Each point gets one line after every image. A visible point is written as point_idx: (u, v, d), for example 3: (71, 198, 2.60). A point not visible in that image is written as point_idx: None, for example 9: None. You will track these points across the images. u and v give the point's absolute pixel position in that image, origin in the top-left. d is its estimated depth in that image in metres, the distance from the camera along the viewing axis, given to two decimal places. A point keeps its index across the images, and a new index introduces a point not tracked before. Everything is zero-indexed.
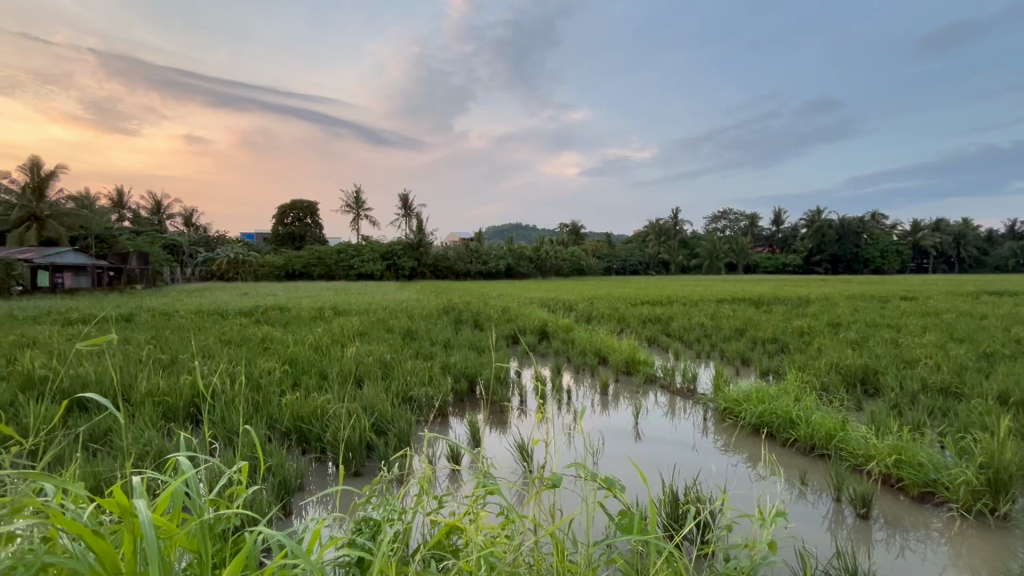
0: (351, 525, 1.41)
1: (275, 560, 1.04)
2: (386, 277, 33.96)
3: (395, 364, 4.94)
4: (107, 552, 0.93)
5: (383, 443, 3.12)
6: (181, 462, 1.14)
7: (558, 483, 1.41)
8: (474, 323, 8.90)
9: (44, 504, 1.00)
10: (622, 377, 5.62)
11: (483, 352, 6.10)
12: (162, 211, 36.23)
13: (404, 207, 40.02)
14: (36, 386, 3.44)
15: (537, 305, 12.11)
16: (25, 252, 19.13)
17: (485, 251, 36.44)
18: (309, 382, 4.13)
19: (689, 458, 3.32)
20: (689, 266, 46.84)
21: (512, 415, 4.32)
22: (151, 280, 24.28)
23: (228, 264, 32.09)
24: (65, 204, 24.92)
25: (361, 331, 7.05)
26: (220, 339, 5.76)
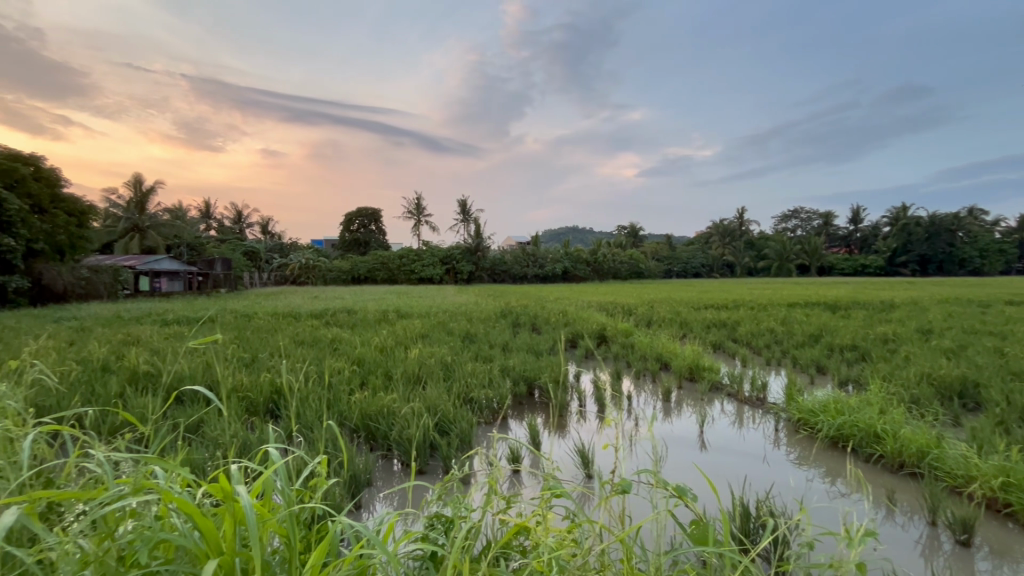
0: (424, 520, 1.45)
1: (355, 548, 1.11)
2: (445, 280, 34.83)
3: (455, 366, 5.06)
4: (210, 533, 1.04)
5: (445, 443, 3.19)
6: (271, 454, 1.24)
7: (628, 489, 1.37)
8: (532, 326, 8.92)
9: (160, 487, 1.12)
10: (685, 384, 5.44)
11: (542, 355, 6.12)
12: (243, 220, 39.26)
13: (463, 213, 40.93)
14: (140, 380, 3.84)
15: (594, 308, 12.00)
16: (129, 260, 21.29)
17: (542, 254, 36.51)
18: (376, 382, 4.32)
19: (761, 470, 3.16)
20: (756, 268, 44.54)
21: (571, 421, 4.29)
22: (233, 285, 26.25)
23: (300, 270, 34.15)
24: (161, 216, 27.52)
25: (422, 332, 7.30)
26: (294, 339, 6.16)
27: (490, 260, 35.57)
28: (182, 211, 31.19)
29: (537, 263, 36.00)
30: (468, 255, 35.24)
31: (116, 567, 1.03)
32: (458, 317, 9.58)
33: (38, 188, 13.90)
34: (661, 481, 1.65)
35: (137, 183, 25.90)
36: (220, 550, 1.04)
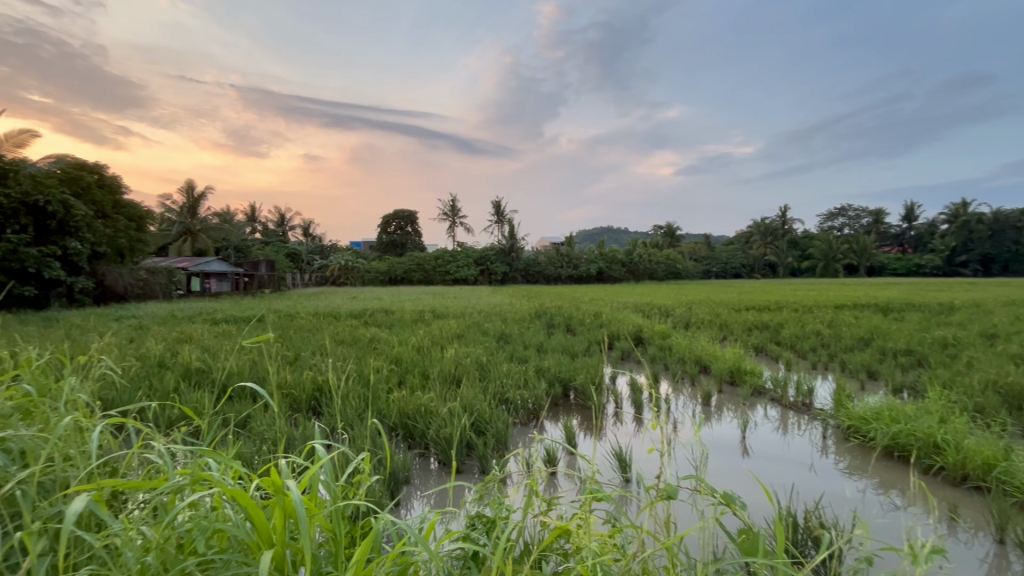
0: (466, 519, 1.46)
1: (398, 545, 1.12)
2: (479, 281, 35.09)
3: (490, 366, 5.08)
4: (261, 525, 1.07)
5: (482, 443, 3.21)
6: (317, 450, 1.27)
7: (673, 495, 1.35)
8: (566, 328, 8.86)
9: (214, 480, 1.17)
10: (726, 388, 5.28)
11: (577, 356, 6.07)
12: (286, 223, 40.76)
13: (497, 215, 41.14)
14: (193, 376, 4.03)
15: (631, 309, 11.81)
16: (182, 261, 22.43)
17: (576, 255, 36.24)
18: (413, 381, 4.39)
19: (809, 479, 3.03)
20: (800, 268, 42.83)
21: (608, 424, 4.23)
22: (277, 285, 27.25)
23: (340, 271, 35.59)
24: (211, 220, 28.87)
25: (458, 333, 7.38)
26: (335, 339, 6.33)
27: (524, 261, 35.64)
28: (230, 215, 32.62)
29: (571, 263, 35.77)
30: (502, 256, 35.42)
31: (175, 555, 1.09)
32: (492, 318, 9.63)
33: (100, 195, 14.80)
34: (706, 487, 1.61)
35: (188, 189, 27.22)
36: (270, 541, 1.07)
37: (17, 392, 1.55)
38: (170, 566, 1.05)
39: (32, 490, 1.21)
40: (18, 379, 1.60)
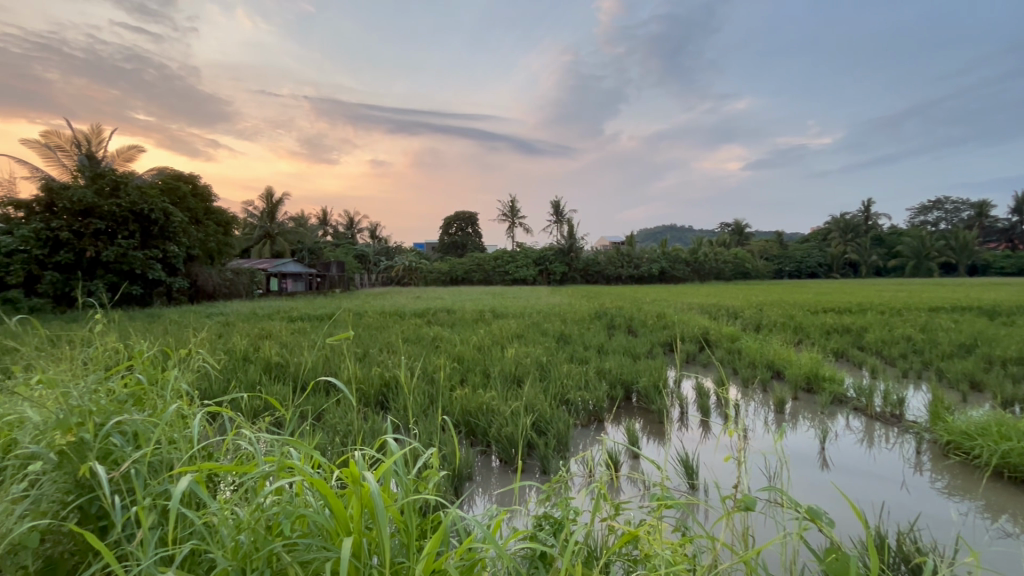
0: (534, 519, 1.46)
1: (467, 541, 1.14)
2: (538, 281, 35.12)
3: (551, 367, 5.07)
4: (340, 513, 1.13)
5: (543, 443, 3.21)
6: (389, 444, 1.32)
7: (752, 506, 1.28)
8: (628, 329, 8.66)
9: (296, 467, 1.25)
10: (802, 395, 4.95)
11: (640, 358, 5.93)
12: (354, 226, 42.89)
13: (557, 215, 41.05)
14: (274, 369, 4.34)
15: (695, 311, 11.40)
16: (263, 263, 24.19)
17: (637, 254, 35.35)
18: (475, 379, 4.47)
19: (900, 497, 2.78)
20: (887, 268, 39.42)
21: (672, 428, 4.09)
22: (347, 285, 28.69)
23: (404, 271, 37.05)
24: (288, 224, 30.91)
25: (518, 332, 7.43)
26: (400, 336, 6.58)
27: (583, 261, 35.28)
28: (304, 219, 34.77)
29: (632, 263, 34.91)
30: (561, 256, 35.30)
31: (264, 535, 1.17)
32: (552, 318, 9.62)
33: (194, 202, 16.21)
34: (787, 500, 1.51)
35: (268, 196, 29.30)
36: (348, 529, 1.13)
37: (131, 380, 1.74)
38: (259, 546, 1.14)
39: (144, 469, 1.36)
40: (131, 369, 1.79)
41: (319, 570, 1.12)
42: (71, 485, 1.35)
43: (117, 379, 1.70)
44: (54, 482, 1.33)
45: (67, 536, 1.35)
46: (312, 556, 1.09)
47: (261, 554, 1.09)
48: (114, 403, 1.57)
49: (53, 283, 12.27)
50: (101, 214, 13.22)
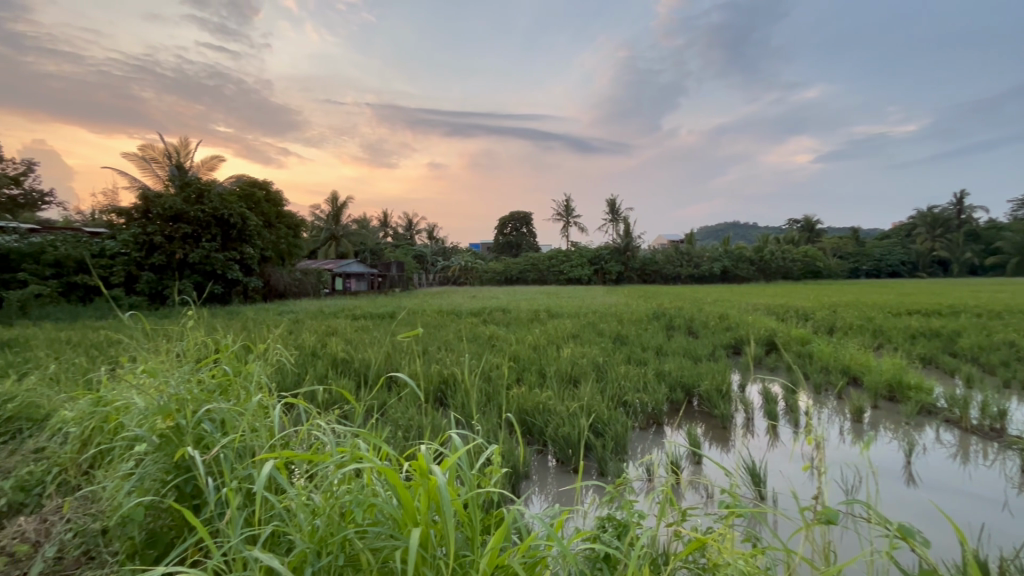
0: (596, 521, 1.45)
1: (530, 538, 1.15)
2: (593, 280, 34.63)
3: (608, 367, 5.00)
4: (407, 503, 1.17)
5: (601, 445, 3.17)
6: (453, 440, 1.34)
7: (835, 520, 1.23)
8: (688, 330, 8.38)
9: (366, 457, 1.31)
10: (883, 404, 4.59)
11: (701, 360, 5.71)
12: (413, 227, 44.26)
13: (612, 213, 40.40)
14: (339, 363, 4.58)
15: (761, 312, 10.85)
16: (329, 264, 25.50)
17: (697, 253, 34.11)
18: (530, 378, 4.49)
19: (1002, 520, 2.51)
20: (983, 266, 35.61)
21: (736, 434, 3.92)
22: (406, 285, 29.63)
23: (460, 271, 37.84)
24: (351, 226, 32.36)
25: (574, 332, 7.38)
26: (457, 335, 6.72)
27: (640, 261, 34.49)
28: (366, 221, 36.28)
29: (692, 262, 33.70)
30: (617, 254, 34.71)
31: (338, 521, 1.23)
32: (608, 318, 9.50)
33: (268, 207, 17.33)
34: (877, 517, 1.41)
35: (333, 200, 30.83)
36: (416, 520, 1.17)
37: (218, 372, 1.88)
38: (334, 530, 1.20)
39: (230, 454, 1.48)
40: (218, 362, 1.94)
41: (389, 557, 1.16)
42: (170, 465, 1.49)
43: (206, 371, 1.85)
44: (155, 463, 1.48)
45: (165, 511, 1.48)
46: (382, 543, 1.14)
47: (336, 538, 1.15)
48: (204, 393, 1.71)
49: (149, 283, 13.54)
50: (189, 219, 14.43)
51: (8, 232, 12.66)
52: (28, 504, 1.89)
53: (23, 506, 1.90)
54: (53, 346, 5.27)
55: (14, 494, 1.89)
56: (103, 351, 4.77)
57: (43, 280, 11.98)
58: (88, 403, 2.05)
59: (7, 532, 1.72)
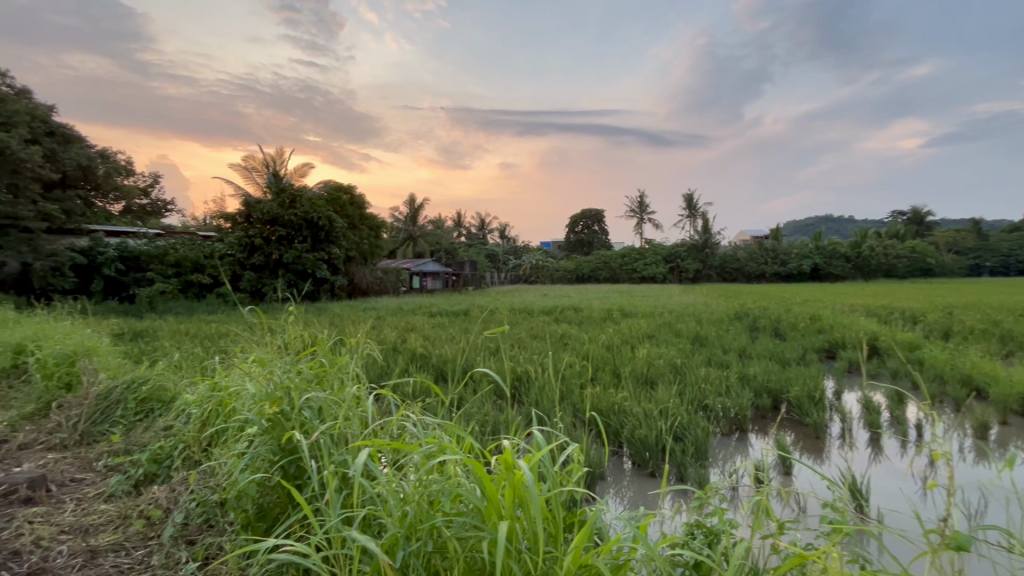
0: (685, 526, 1.41)
1: (614, 540, 1.13)
2: (668, 279, 33.42)
3: (686, 369, 4.81)
4: (492, 495, 1.20)
5: (681, 450, 3.07)
6: (536, 437, 1.35)
7: (968, 546, 1.10)
8: (774, 332, 7.84)
9: (451, 449, 1.35)
10: (1014, 420, 4.02)
11: (791, 365, 5.32)
12: (485, 227, 45.17)
13: (690, 209, 38.72)
14: (419, 357, 4.80)
15: (861, 313, 9.92)
16: (407, 263, 26.71)
17: (784, 250, 31.80)
18: (605, 378, 4.41)
19: None
20: None
21: (832, 445, 3.61)
22: (478, 283, 30.29)
23: (531, 269, 38.10)
24: (427, 227, 33.62)
25: (649, 332, 7.17)
26: (530, 332, 6.77)
27: (719, 258, 32.77)
28: (441, 222, 37.53)
29: (778, 260, 31.50)
30: (695, 252, 33.32)
31: (427, 509, 1.28)
32: (685, 318, 9.15)
33: (352, 210, 18.42)
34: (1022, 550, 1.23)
35: (411, 202, 32.19)
36: (500, 513, 1.19)
37: (315, 363, 2.02)
38: (423, 517, 1.25)
39: (328, 440, 1.59)
40: (316, 354, 2.07)
41: (475, 546, 1.20)
42: (276, 447, 1.63)
43: (306, 362, 2.00)
44: (265, 444, 1.63)
45: (272, 489, 1.63)
46: (468, 533, 1.17)
47: (425, 526, 1.20)
48: (303, 382, 1.85)
49: (251, 281, 14.93)
50: (284, 223, 15.72)
51: (140, 236, 14.50)
52: (160, 474, 2.15)
53: (156, 476, 2.17)
54: (175, 336, 5.97)
55: (148, 465, 2.17)
56: (215, 342, 5.34)
57: (166, 279, 13.59)
58: (207, 388, 2.30)
59: (145, 499, 1.99)
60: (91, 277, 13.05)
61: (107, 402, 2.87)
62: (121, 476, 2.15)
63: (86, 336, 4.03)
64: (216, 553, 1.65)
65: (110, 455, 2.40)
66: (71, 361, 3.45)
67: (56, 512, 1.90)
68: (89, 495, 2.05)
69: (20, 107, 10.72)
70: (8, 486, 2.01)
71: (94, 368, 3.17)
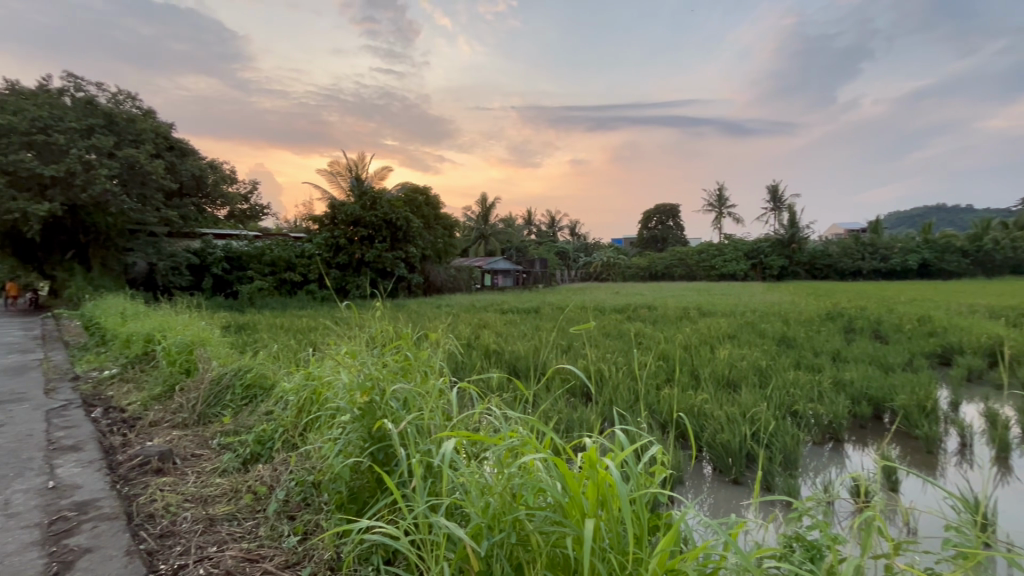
0: (781, 538, 1.33)
1: (704, 547, 1.08)
2: (750, 276, 31.57)
3: (772, 372, 4.51)
4: (575, 492, 1.20)
5: (767, 458, 2.90)
6: (619, 437, 1.33)
7: None
8: (875, 335, 7.13)
9: (534, 444, 1.35)
10: None
11: (896, 371, 4.82)
12: (555, 224, 45.13)
13: (775, 201, 36.20)
14: (493, 353, 4.89)
15: (983, 315, 8.77)
16: (479, 262, 27.31)
17: (886, 244, 28.85)
18: (682, 380, 4.25)
19: None
20: None
21: (948, 463, 3.22)
22: (549, 280, 30.32)
23: (602, 267, 37.50)
24: (498, 225, 34.15)
25: (730, 332, 6.82)
26: (603, 331, 6.68)
27: (809, 253, 30.35)
28: (511, 220, 37.96)
29: (878, 255, 28.65)
30: (780, 248, 31.52)
31: (510, 502, 1.30)
32: (770, 317, 8.60)
33: (427, 211, 19.07)
34: None
35: (483, 201, 32.82)
36: (583, 510, 1.19)
37: (400, 356, 2.12)
38: (506, 510, 1.27)
39: (415, 429, 1.67)
40: (400, 347, 2.17)
41: (558, 542, 1.21)
42: (367, 435, 1.73)
43: (392, 355, 2.10)
44: (356, 431, 1.74)
45: (361, 473, 1.72)
46: (551, 529, 1.18)
47: (508, 518, 1.23)
48: (389, 373, 1.94)
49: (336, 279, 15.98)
50: (365, 223, 16.64)
51: (241, 237, 15.99)
52: (263, 455, 2.36)
53: (260, 456, 2.38)
54: (272, 329, 6.53)
55: (254, 446, 2.38)
56: (306, 335, 5.77)
57: (263, 277, 14.90)
58: (302, 377, 2.50)
59: (252, 476, 2.19)
60: (202, 276, 14.60)
61: (219, 387, 3.19)
62: (232, 454, 2.40)
63: (200, 328, 4.51)
64: (314, 530, 1.78)
65: (223, 435, 2.68)
66: (189, 349, 3.86)
67: (180, 482, 2.15)
68: (206, 469, 2.30)
69: (147, 126, 12.13)
70: (145, 457, 2.32)
71: (208, 356, 3.55)
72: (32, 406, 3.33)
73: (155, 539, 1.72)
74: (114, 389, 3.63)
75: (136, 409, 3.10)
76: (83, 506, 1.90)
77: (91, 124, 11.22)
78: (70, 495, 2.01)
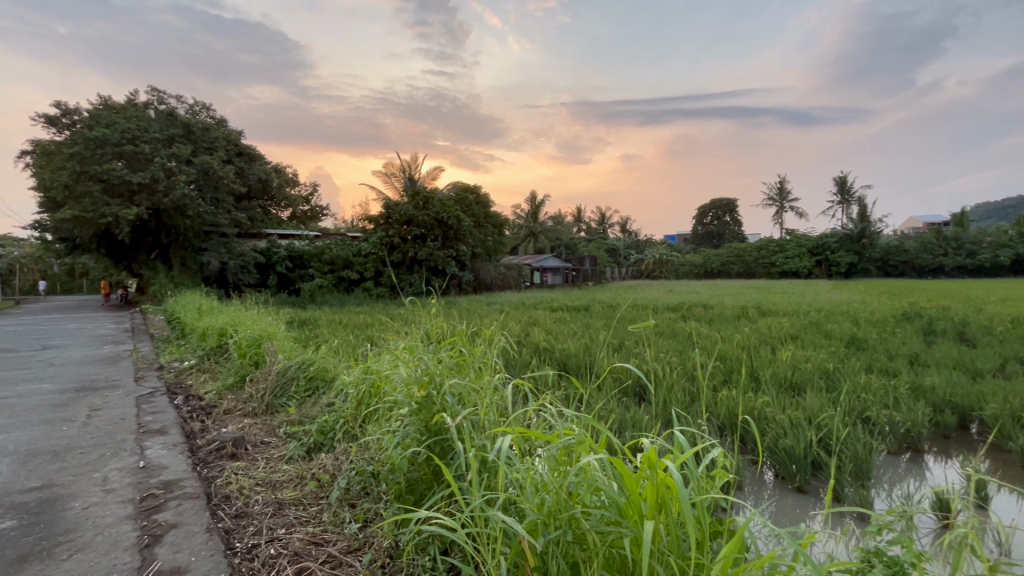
0: (857, 552, 1.25)
1: (769, 554, 1.04)
2: (815, 274, 29.67)
3: (841, 376, 4.23)
4: (633, 493, 1.18)
5: (836, 466, 2.73)
6: (678, 438, 1.28)
7: None
8: (961, 338, 6.51)
9: (589, 442, 1.34)
10: None
11: (985, 377, 4.39)
12: (606, 221, 44.42)
13: (844, 193, 33.87)
14: (543, 351, 4.89)
15: None
16: (528, 259, 27.27)
17: (972, 239, 26.35)
18: (741, 382, 4.07)
19: None
20: None
21: None
22: (599, 278, 29.85)
23: (654, 264, 36.31)
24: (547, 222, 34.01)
25: (794, 333, 6.45)
26: (656, 329, 6.51)
27: (881, 249, 28.25)
28: (561, 217, 37.69)
29: (963, 250, 26.19)
30: (848, 243, 29.00)
31: (566, 500, 1.30)
32: (838, 317, 8.07)
33: (477, 209, 19.26)
34: None
35: (532, 198, 32.76)
36: (641, 510, 1.17)
37: (455, 352, 2.15)
38: (562, 507, 1.27)
39: (470, 424, 1.70)
40: (455, 343, 2.20)
41: (616, 542, 1.20)
42: (423, 428, 1.78)
43: (447, 351, 2.14)
44: (413, 424, 1.79)
45: (418, 465, 1.78)
46: (608, 528, 1.17)
47: (563, 516, 1.22)
48: (445, 369, 1.98)
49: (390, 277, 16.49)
50: (418, 223, 17.04)
51: (303, 237, 16.83)
52: (325, 444, 2.48)
53: (323, 445, 2.50)
54: (331, 325, 6.84)
55: (317, 435, 2.50)
56: (363, 331, 6.00)
57: (322, 275, 15.61)
58: (361, 371, 2.60)
59: (316, 463, 2.31)
60: (267, 274, 15.49)
61: (285, 378, 3.36)
62: (297, 442, 2.53)
63: (267, 323, 4.80)
64: (373, 518, 1.85)
65: (288, 424, 2.83)
66: (257, 343, 4.11)
67: (252, 467, 2.30)
68: (274, 455, 2.44)
69: (220, 134, 13.01)
70: (220, 443, 2.49)
71: (275, 350, 3.76)
72: (125, 392, 3.66)
73: (231, 518, 1.85)
74: (192, 379, 3.94)
75: (211, 398, 3.34)
76: (169, 485, 2.08)
77: (172, 134, 12.19)
78: (158, 474, 2.20)
